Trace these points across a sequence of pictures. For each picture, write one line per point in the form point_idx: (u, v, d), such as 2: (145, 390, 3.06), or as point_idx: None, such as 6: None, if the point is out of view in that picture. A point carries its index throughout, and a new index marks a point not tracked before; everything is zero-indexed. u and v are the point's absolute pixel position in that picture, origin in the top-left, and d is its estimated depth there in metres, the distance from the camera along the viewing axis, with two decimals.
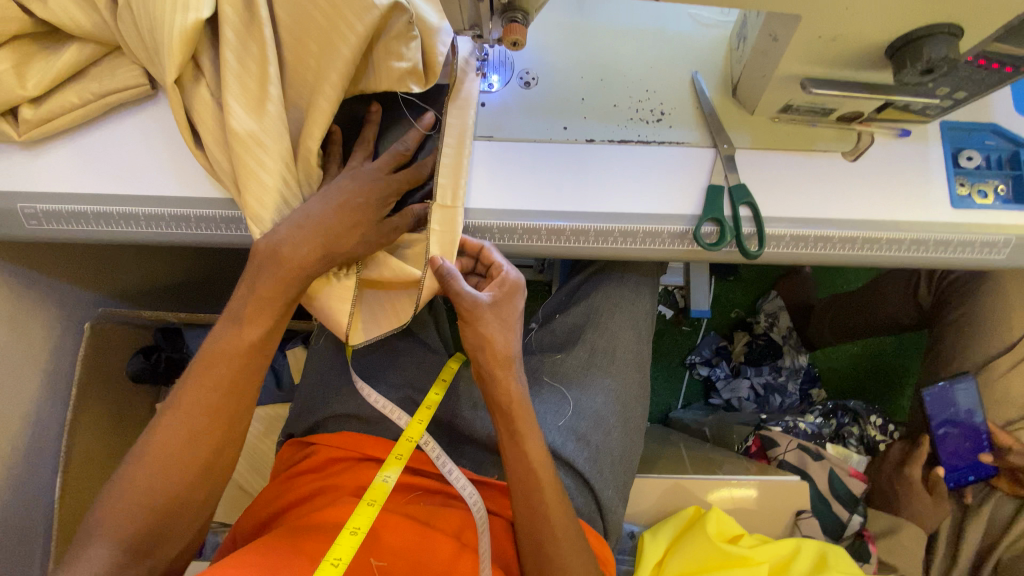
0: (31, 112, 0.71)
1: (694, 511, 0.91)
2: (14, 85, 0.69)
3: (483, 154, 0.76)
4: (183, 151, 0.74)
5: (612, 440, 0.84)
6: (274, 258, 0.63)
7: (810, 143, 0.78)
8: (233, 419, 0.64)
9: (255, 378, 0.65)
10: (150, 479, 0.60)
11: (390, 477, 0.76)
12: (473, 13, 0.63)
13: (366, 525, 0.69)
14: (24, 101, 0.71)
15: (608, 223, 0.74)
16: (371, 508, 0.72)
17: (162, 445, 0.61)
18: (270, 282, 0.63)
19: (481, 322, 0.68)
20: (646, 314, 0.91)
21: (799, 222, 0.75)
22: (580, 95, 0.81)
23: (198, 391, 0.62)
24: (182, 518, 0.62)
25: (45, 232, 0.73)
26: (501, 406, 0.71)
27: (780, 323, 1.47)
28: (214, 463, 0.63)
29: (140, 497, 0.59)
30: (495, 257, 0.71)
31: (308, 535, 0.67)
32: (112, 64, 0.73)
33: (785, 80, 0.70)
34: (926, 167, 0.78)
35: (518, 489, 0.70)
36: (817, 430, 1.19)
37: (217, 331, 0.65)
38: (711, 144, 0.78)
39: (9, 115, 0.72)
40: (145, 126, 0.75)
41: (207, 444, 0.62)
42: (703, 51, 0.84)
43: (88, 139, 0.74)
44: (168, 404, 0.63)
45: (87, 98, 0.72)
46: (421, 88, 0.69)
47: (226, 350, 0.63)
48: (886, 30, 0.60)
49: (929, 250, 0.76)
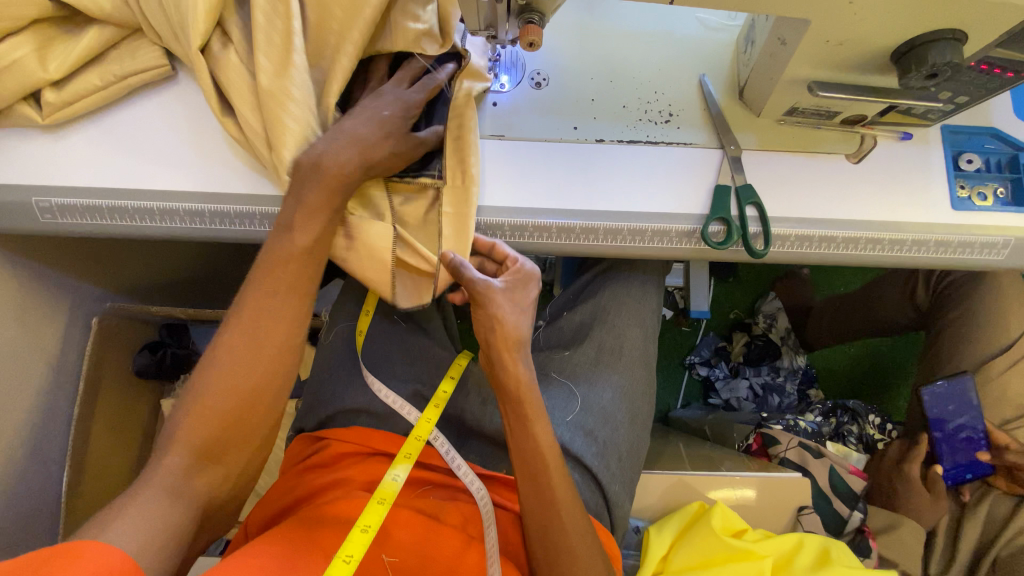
0: (54, 95, 0.72)
1: (698, 507, 0.92)
2: (37, 68, 0.70)
3: (496, 152, 0.77)
4: (202, 139, 0.75)
5: (620, 435, 0.85)
6: (315, 168, 0.64)
7: (814, 146, 0.80)
8: (293, 323, 0.65)
9: (311, 283, 0.66)
10: (219, 384, 0.61)
11: (400, 475, 0.77)
12: (489, 13, 0.64)
13: (376, 523, 0.70)
14: (47, 84, 0.72)
15: (617, 222, 0.75)
16: (381, 506, 0.72)
17: (228, 350, 0.62)
18: (317, 192, 0.64)
19: (493, 305, 0.69)
20: (652, 312, 0.93)
21: (804, 222, 0.77)
22: (590, 96, 0.82)
23: (260, 297, 0.63)
24: (252, 424, 0.63)
25: (59, 226, 0.74)
26: (509, 389, 0.71)
27: (778, 324, 1.49)
28: (278, 367, 0.64)
29: (209, 404, 0.60)
30: (506, 251, 0.73)
31: (321, 530, 0.68)
32: (133, 45, 0.74)
33: (792, 83, 0.72)
34: (927, 170, 0.80)
35: (525, 480, 0.70)
36: (816, 428, 1.22)
37: (273, 239, 0.65)
38: (718, 146, 0.79)
39: (31, 99, 0.73)
40: (164, 107, 0.76)
41: (271, 348, 0.63)
42: (710, 54, 0.86)
43: (110, 120, 0.75)
44: (231, 314, 0.63)
45: (110, 80, 0.73)
46: (438, 46, 0.72)
47: (282, 254, 0.64)
48: (893, 34, 0.62)
49: (931, 251, 0.78)
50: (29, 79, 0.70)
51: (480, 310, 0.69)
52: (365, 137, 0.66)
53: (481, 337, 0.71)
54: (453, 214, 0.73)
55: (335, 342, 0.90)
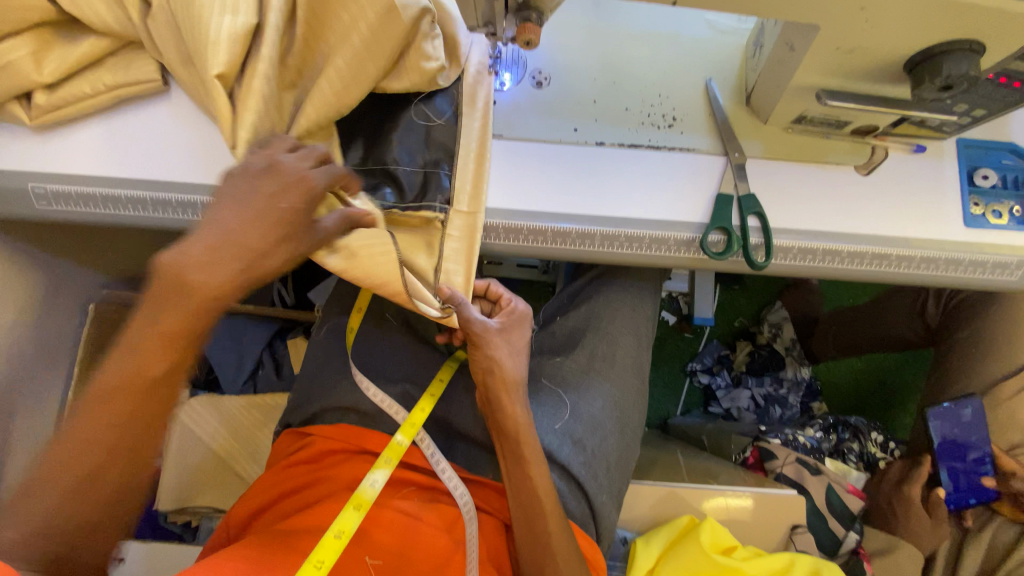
0: (44, 99, 0.71)
1: (688, 521, 0.91)
2: (31, 71, 0.69)
3: (496, 153, 0.76)
4: (202, 135, 0.74)
5: (608, 445, 0.83)
6: (179, 284, 0.49)
7: (823, 155, 0.77)
8: (148, 447, 0.51)
9: (168, 408, 0.51)
10: (48, 512, 0.48)
11: (377, 481, 0.74)
12: (487, 10, 0.62)
13: (349, 530, 0.68)
14: (39, 87, 0.71)
15: (613, 228, 0.74)
16: (354, 514, 0.70)
17: (61, 484, 0.48)
18: (174, 315, 0.49)
19: (490, 346, 0.75)
20: (647, 320, 0.91)
21: (808, 235, 0.74)
22: (592, 97, 0.80)
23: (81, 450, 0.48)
24: (100, 539, 0.51)
25: (55, 212, 0.75)
26: (505, 431, 0.74)
27: (783, 335, 1.46)
28: (138, 484, 0.52)
29: (41, 529, 0.48)
30: (501, 291, 0.80)
31: (296, 535, 0.67)
32: (129, 56, 0.73)
33: (801, 91, 0.69)
34: (940, 185, 0.77)
35: (517, 514, 0.72)
36: (815, 444, 1.17)
37: (113, 356, 0.49)
38: (722, 153, 0.77)
39: (24, 99, 0.73)
40: (153, 120, 0.75)
41: (120, 479, 0.50)
42: (718, 58, 0.84)
43: (103, 126, 0.75)
44: (58, 438, 0.48)
45: (99, 89, 0.72)
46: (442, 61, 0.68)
47: (128, 381, 0.49)
48: (909, 43, 0.59)
49: (940, 268, 0.75)
50: (22, 81, 0.70)
51: (480, 353, 0.75)
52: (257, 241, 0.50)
53: (480, 377, 0.76)
54: (459, 239, 0.72)
55: (324, 340, 0.88)
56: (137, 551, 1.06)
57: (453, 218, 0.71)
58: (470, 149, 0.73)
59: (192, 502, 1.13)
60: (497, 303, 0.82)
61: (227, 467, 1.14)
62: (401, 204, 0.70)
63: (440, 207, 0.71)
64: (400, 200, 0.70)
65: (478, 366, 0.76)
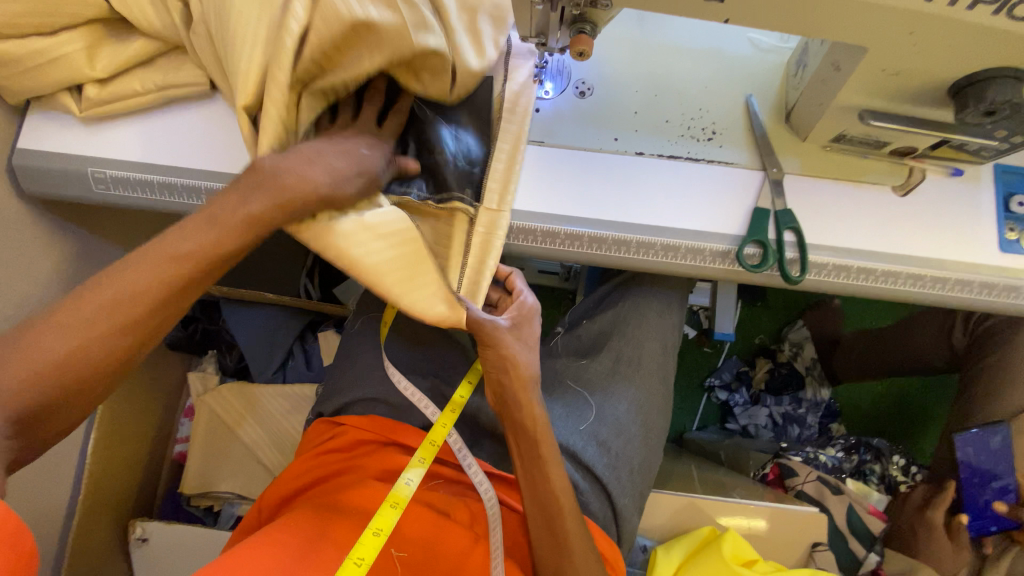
0: (95, 92, 0.75)
1: (708, 532, 0.91)
2: (85, 65, 0.73)
3: (537, 158, 0.78)
4: (238, 124, 0.78)
5: (632, 449, 0.84)
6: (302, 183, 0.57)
7: (860, 175, 0.78)
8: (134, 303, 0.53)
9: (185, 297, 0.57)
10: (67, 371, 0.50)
11: (412, 479, 0.73)
12: (541, 20, 0.64)
13: (389, 527, 0.67)
14: (91, 80, 0.75)
15: (651, 236, 0.75)
16: (393, 510, 0.69)
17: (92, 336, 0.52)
18: (259, 204, 0.55)
19: (503, 345, 0.72)
20: (674, 328, 0.92)
21: (843, 252, 0.75)
22: (633, 109, 0.82)
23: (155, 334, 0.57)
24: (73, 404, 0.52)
25: (111, 196, 0.78)
26: (527, 429, 0.73)
27: (805, 353, 1.45)
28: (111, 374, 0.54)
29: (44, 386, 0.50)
30: (518, 283, 0.79)
31: (336, 520, 0.68)
32: (175, 57, 0.77)
33: (843, 110, 0.70)
34: (976, 208, 0.77)
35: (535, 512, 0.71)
36: (836, 464, 1.18)
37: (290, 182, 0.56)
38: (760, 167, 0.78)
39: (73, 90, 0.77)
40: (198, 119, 0.78)
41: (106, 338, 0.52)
42: (758, 76, 0.85)
43: (153, 121, 0.78)
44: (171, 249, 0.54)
45: (149, 88, 0.76)
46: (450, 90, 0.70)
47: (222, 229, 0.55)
48: (954, 67, 0.60)
49: (974, 291, 0.76)
50: (77, 74, 0.74)
51: (491, 351, 0.72)
52: (344, 171, 0.59)
53: (493, 378, 0.73)
54: (484, 234, 0.74)
55: (356, 333, 0.91)
56: (163, 532, 1.08)
57: (483, 213, 0.74)
58: (506, 150, 0.76)
59: (217, 487, 1.15)
60: (510, 294, 0.81)
61: (251, 454, 1.16)
62: (429, 198, 0.74)
63: (471, 202, 0.75)
64: (429, 194, 0.74)
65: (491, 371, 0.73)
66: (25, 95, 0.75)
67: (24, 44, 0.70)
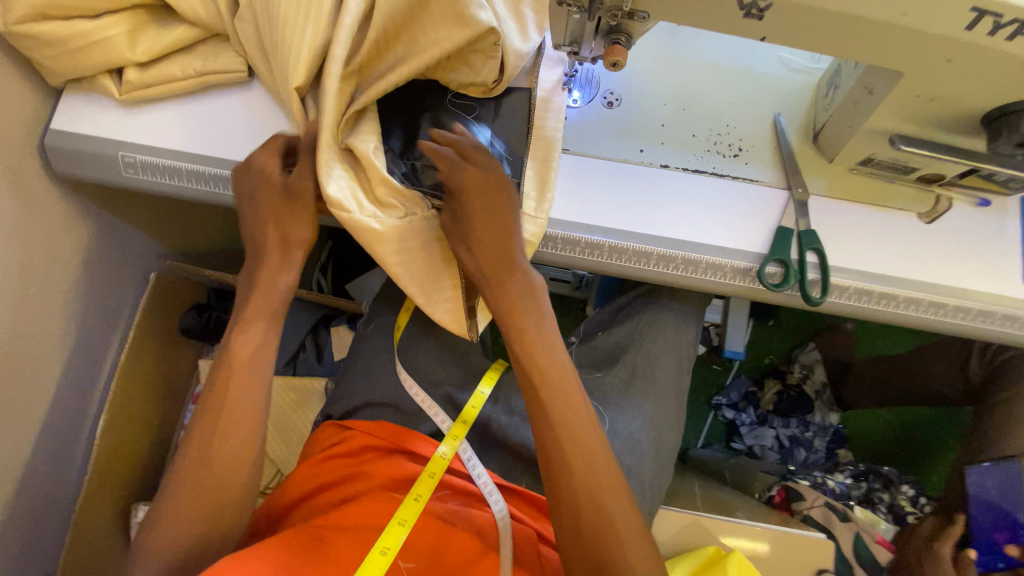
0: (136, 75, 0.76)
1: (714, 551, 0.90)
2: (125, 48, 0.75)
3: (563, 166, 0.78)
4: (271, 109, 0.79)
5: (645, 464, 0.83)
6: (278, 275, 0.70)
7: (887, 201, 0.78)
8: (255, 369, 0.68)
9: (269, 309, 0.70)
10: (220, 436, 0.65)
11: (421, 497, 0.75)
12: (577, 28, 0.65)
13: (396, 547, 0.68)
14: (132, 64, 0.76)
15: (672, 250, 0.75)
16: (400, 528, 0.70)
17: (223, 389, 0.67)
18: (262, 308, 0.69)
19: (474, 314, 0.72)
20: (691, 344, 0.92)
21: (866, 276, 0.75)
22: (660, 121, 0.82)
23: (247, 399, 0.66)
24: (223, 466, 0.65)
25: (139, 181, 0.78)
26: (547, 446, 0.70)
27: (815, 377, 1.44)
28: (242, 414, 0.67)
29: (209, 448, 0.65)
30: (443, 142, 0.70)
31: (341, 535, 0.68)
32: (213, 45, 0.78)
33: (874, 134, 0.70)
34: (1002, 240, 0.77)
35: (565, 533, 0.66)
36: (844, 491, 1.20)
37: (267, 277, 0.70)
38: (785, 186, 0.78)
39: (114, 74, 0.78)
40: (233, 104, 0.79)
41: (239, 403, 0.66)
42: (787, 96, 0.85)
43: (188, 105, 0.79)
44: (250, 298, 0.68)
45: (189, 72, 0.77)
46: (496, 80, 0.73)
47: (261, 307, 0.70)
48: (989, 96, 0.60)
49: (996, 323, 0.75)
50: (117, 57, 0.75)
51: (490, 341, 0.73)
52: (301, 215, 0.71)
53: None
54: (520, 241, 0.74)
55: (372, 331, 0.92)
56: None
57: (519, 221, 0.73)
58: (535, 156, 0.76)
59: None
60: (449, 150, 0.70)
61: None
62: None
63: None
64: None
65: (470, 261, 0.68)
66: (64, 77, 0.77)
67: (67, 26, 0.71)
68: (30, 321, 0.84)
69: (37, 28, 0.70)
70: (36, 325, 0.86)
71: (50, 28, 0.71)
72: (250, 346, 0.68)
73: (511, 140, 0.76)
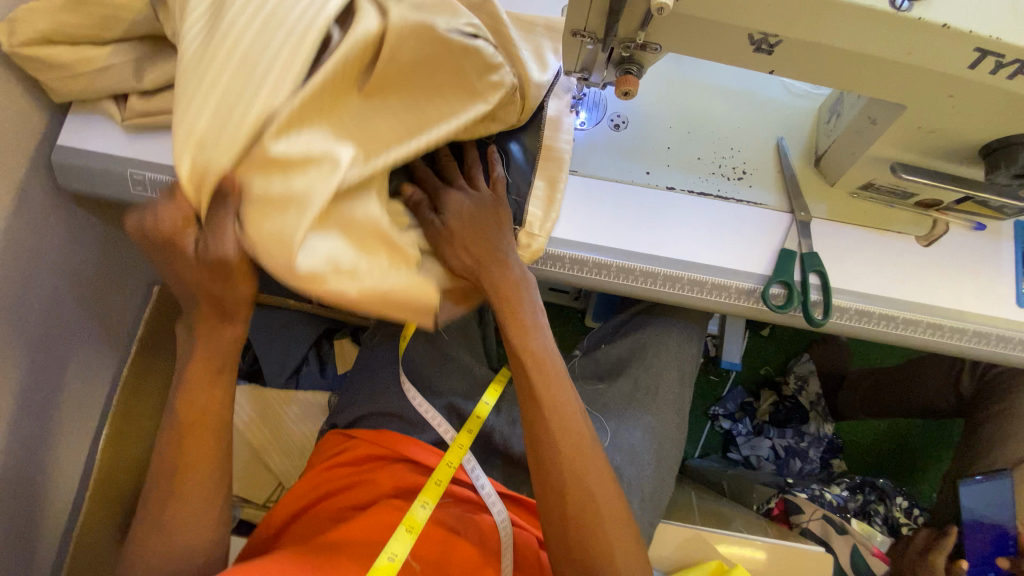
0: (139, 104, 0.76)
1: (716, 565, 0.92)
2: (130, 77, 0.75)
3: (573, 188, 0.79)
4: None
5: (647, 478, 0.84)
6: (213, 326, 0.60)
7: (885, 224, 0.80)
8: (202, 402, 0.62)
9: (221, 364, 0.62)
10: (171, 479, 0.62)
11: (424, 507, 0.73)
12: (588, 58, 0.67)
13: (403, 553, 0.67)
14: (137, 91, 0.77)
15: (678, 270, 0.76)
16: (407, 535, 0.70)
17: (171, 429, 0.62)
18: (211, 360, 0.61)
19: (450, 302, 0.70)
20: (693, 359, 0.94)
21: (866, 297, 0.77)
22: (666, 144, 0.84)
23: (207, 455, 0.63)
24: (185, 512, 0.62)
25: (147, 197, 0.79)
26: (538, 460, 0.68)
27: (810, 388, 1.46)
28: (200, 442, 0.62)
29: (163, 491, 0.61)
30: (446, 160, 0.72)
31: (343, 552, 0.66)
32: None
33: (875, 161, 0.72)
34: (996, 263, 0.79)
35: (562, 553, 0.67)
36: (841, 503, 1.20)
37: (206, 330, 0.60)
38: (788, 210, 0.80)
39: (117, 99, 0.79)
40: None
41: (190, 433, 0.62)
42: (788, 120, 0.87)
43: None
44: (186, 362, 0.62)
45: None
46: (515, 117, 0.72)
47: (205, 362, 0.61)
48: (986, 131, 0.62)
49: (990, 344, 0.77)
50: (125, 78, 0.75)
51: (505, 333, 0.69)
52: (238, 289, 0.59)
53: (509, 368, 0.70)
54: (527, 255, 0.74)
55: (377, 347, 0.93)
56: None
57: (521, 238, 0.74)
58: (543, 182, 0.76)
59: None
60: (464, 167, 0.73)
61: (258, 458, 1.16)
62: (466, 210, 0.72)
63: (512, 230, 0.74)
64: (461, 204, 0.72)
65: (458, 258, 0.66)
66: (73, 96, 0.77)
67: (77, 49, 0.71)
68: (38, 336, 0.84)
69: (45, 51, 0.70)
70: (43, 341, 0.86)
71: (56, 52, 0.70)
72: (201, 406, 0.62)
73: (518, 163, 0.77)
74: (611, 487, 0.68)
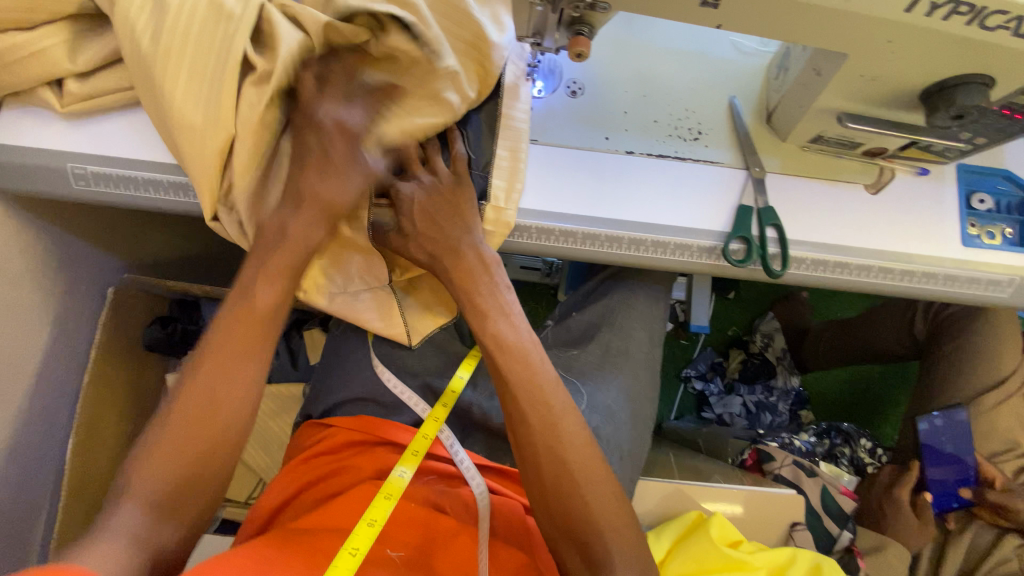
0: (76, 86, 0.72)
1: (696, 516, 0.95)
2: (63, 59, 0.71)
3: (533, 157, 0.79)
4: None
5: (622, 436, 0.86)
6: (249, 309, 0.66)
7: (835, 174, 0.83)
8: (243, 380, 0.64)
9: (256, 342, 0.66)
10: (174, 445, 0.60)
11: (406, 473, 0.76)
12: (540, 19, 0.68)
13: (382, 518, 0.70)
14: (71, 74, 0.72)
15: (642, 233, 0.77)
16: (387, 502, 0.72)
17: (191, 400, 0.62)
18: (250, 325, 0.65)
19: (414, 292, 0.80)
20: (661, 320, 0.96)
21: (820, 246, 0.79)
22: (623, 109, 0.84)
23: (215, 449, 0.61)
24: (195, 485, 0.60)
25: (90, 192, 0.75)
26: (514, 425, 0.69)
27: (776, 344, 1.51)
28: (231, 429, 0.63)
29: (164, 458, 0.59)
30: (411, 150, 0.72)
31: (319, 535, 0.67)
32: None
33: (822, 113, 0.74)
34: (940, 206, 0.83)
35: (541, 508, 0.68)
36: (810, 449, 1.26)
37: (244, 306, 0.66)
38: (743, 166, 0.82)
39: (54, 85, 0.74)
40: None
41: (227, 409, 0.63)
42: (739, 80, 0.89)
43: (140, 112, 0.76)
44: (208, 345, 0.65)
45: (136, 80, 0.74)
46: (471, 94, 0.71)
47: (239, 316, 0.66)
48: (924, 75, 0.64)
49: (939, 283, 0.81)
50: (55, 67, 0.71)
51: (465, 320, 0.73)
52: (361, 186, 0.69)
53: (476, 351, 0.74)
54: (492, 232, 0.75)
55: (346, 333, 0.92)
56: None
57: (487, 210, 0.75)
58: (503, 155, 0.75)
59: None
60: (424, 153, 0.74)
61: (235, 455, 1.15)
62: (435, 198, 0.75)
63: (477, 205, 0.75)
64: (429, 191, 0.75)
65: (417, 252, 0.73)
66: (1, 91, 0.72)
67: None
68: None
69: None
70: None
71: None
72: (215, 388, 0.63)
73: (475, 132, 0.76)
74: (587, 447, 0.69)
